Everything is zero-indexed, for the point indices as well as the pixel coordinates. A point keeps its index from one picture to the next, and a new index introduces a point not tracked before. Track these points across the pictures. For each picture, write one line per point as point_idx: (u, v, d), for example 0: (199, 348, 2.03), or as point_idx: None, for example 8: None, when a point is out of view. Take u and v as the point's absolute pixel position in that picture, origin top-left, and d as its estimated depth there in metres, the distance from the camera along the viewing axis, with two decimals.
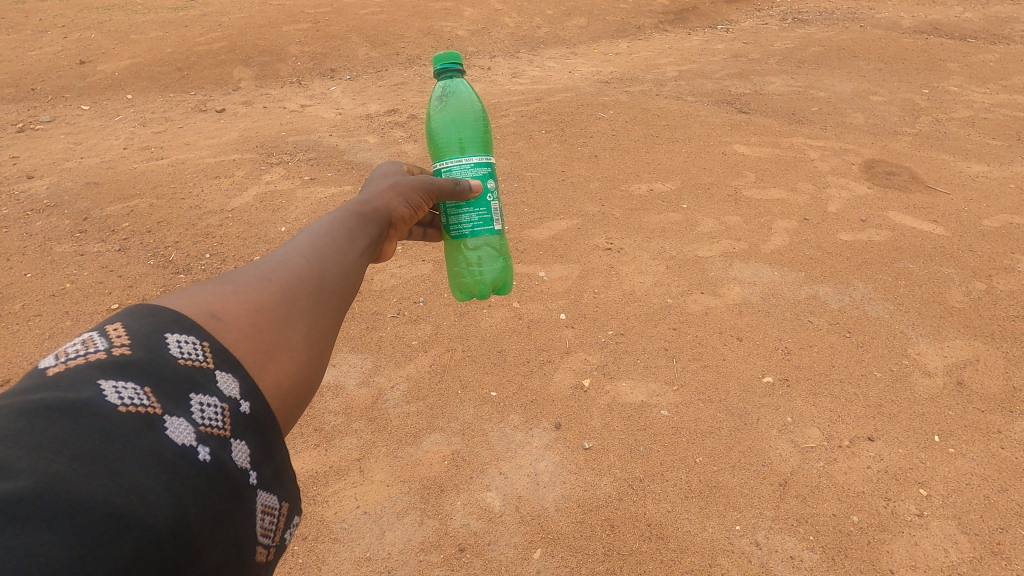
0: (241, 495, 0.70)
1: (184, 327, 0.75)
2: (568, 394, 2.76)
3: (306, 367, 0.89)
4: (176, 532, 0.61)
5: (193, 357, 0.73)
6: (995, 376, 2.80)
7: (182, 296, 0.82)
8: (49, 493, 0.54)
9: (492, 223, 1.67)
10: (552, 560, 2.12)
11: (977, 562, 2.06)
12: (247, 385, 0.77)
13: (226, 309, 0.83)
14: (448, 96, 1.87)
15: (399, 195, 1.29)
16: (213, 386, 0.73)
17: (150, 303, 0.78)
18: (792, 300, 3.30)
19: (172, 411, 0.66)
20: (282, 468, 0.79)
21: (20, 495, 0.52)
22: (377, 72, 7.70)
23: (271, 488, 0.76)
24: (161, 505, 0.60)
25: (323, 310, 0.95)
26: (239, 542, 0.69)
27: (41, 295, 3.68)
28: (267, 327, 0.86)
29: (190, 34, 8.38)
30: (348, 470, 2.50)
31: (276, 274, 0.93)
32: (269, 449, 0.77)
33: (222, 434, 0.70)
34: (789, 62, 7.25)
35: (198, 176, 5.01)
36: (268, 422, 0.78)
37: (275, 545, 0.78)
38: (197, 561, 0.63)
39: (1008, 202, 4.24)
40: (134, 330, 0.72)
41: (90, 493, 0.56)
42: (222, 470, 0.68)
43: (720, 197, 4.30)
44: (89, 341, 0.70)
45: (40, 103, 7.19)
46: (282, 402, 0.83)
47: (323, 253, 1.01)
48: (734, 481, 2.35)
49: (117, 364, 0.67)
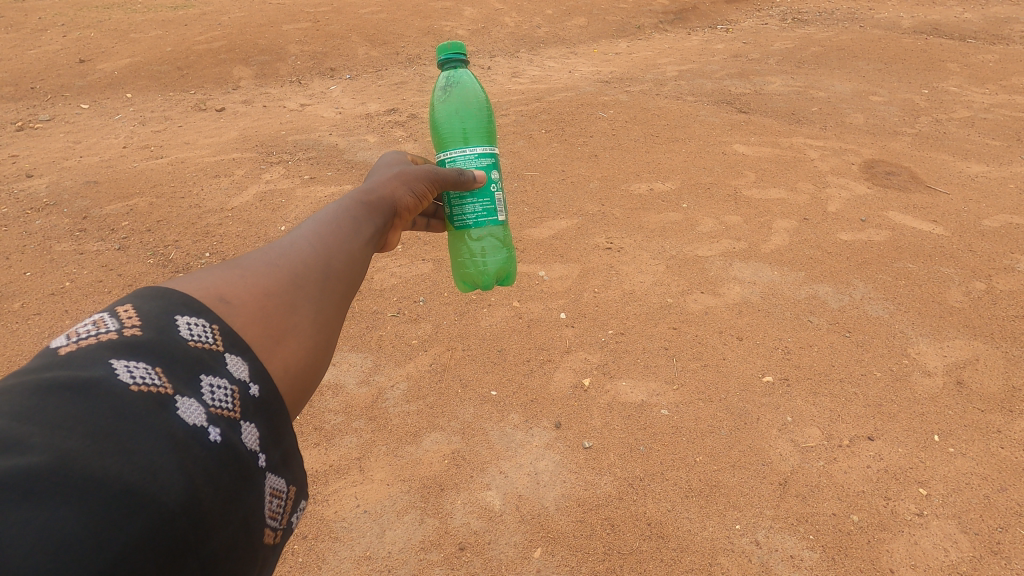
0: (250, 477, 0.71)
1: (194, 309, 0.75)
2: (568, 393, 2.76)
3: (314, 352, 0.89)
4: (187, 509, 0.61)
5: (203, 339, 0.73)
6: (995, 376, 2.80)
7: (191, 280, 0.82)
8: (65, 469, 0.54)
9: (496, 214, 1.67)
10: (552, 559, 2.13)
11: (977, 561, 2.06)
12: (256, 369, 0.76)
13: (234, 293, 0.82)
14: (452, 87, 1.88)
15: (404, 184, 1.29)
16: (222, 368, 0.73)
17: (159, 286, 0.78)
18: (792, 300, 3.30)
19: (183, 392, 0.67)
20: (289, 453, 0.80)
21: (36, 471, 0.53)
22: (377, 71, 7.70)
23: (279, 472, 0.77)
24: (173, 483, 0.60)
25: (330, 295, 0.95)
26: (248, 523, 0.70)
27: (41, 294, 3.67)
28: (275, 312, 0.85)
29: (189, 33, 8.38)
30: (348, 470, 2.50)
31: (283, 260, 0.93)
32: (277, 432, 0.77)
33: (232, 416, 0.71)
34: (788, 62, 7.26)
35: (198, 175, 5.00)
36: (276, 406, 0.77)
37: (282, 527, 0.79)
38: (208, 540, 0.63)
39: (1007, 203, 4.24)
40: (145, 312, 0.71)
41: (104, 469, 0.57)
42: (232, 451, 0.68)
43: (720, 197, 4.30)
44: (101, 321, 0.70)
45: (39, 102, 7.18)
46: (289, 386, 0.83)
47: (329, 240, 1.01)
48: (734, 481, 2.35)
49: (129, 345, 0.67)
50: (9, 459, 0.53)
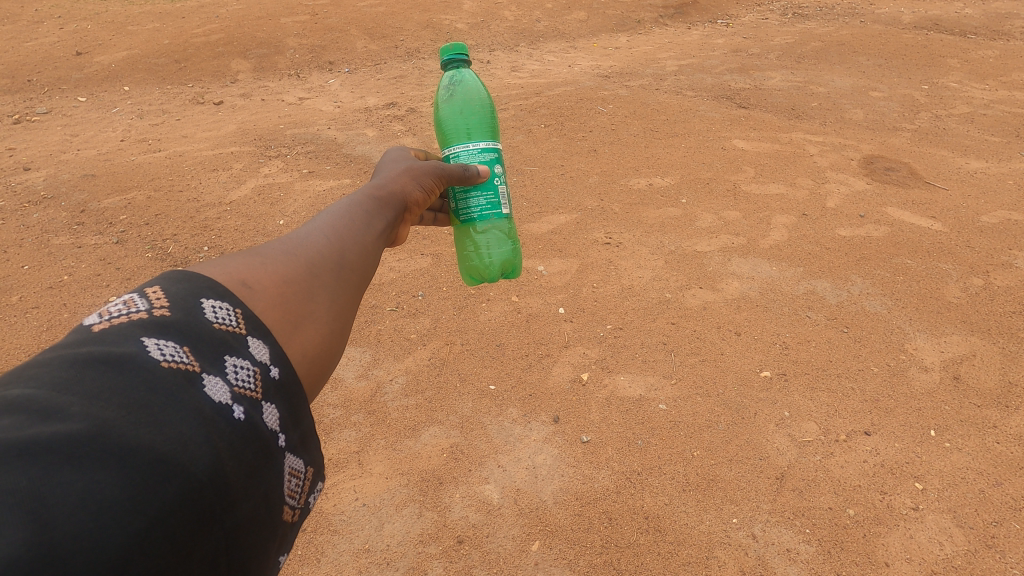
0: (273, 455, 0.71)
1: (218, 293, 0.75)
2: (566, 387, 2.77)
3: (330, 340, 0.88)
4: (215, 481, 0.61)
5: (226, 322, 0.73)
6: (992, 371, 2.81)
7: (214, 265, 0.82)
8: (101, 436, 0.55)
9: (500, 207, 1.66)
10: (551, 552, 2.14)
11: (971, 555, 2.08)
12: (277, 353, 0.76)
13: (255, 278, 0.83)
14: (455, 85, 1.87)
15: (413, 178, 1.29)
16: (245, 350, 0.72)
17: (185, 268, 0.78)
18: (791, 296, 3.30)
19: (209, 369, 0.67)
20: (308, 434, 0.80)
21: (76, 437, 0.54)
22: (377, 64, 7.67)
23: (298, 453, 0.77)
24: (202, 455, 0.61)
25: (345, 286, 0.95)
26: (269, 499, 0.70)
27: (39, 287, 3.67)
28: (294, 299, 0.85)
29: (187, 26, 8.34)
30: (347, 463, 2.51)
31: (300, 250, 0.93)
32: (297, 414, 0.76)
33: (255, 396, 0.70)
34: (789, 57, 7.26)
35: (197, 168, 5.00)
36: (296, 388, 0.77)
37: (300, 507, 0.79)
38: (232, 512, 0.64)
39: (1006, 199, 4.24)
40: (172, 293, 0.72)
41: (139, 439, 0.57)
42: (255, 430, 0.68)
43: (719, 191, 4.30)
44: (130, 301, 0.70)
45: (35, 95, 7.15)
46: (307, 372, 0.84)
47: (344, 234, 1.01)
48: (732, 475, 2.36)
49: (159, 324, 0.67)
50: (48, 426, 0.53)
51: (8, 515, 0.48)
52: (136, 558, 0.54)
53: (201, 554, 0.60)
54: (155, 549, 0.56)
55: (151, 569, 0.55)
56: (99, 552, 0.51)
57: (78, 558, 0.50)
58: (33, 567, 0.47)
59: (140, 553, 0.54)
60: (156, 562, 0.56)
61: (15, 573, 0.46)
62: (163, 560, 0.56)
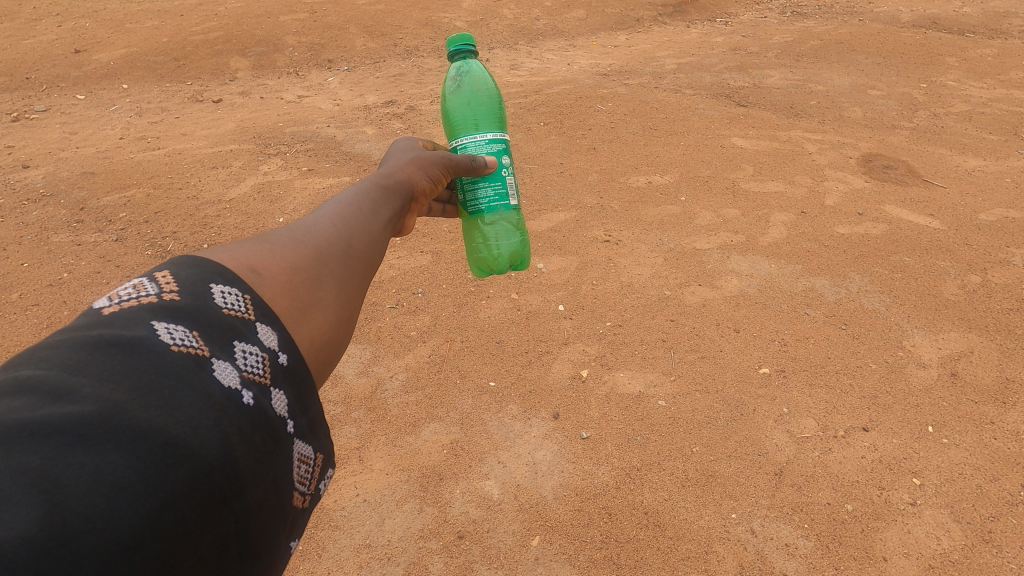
0: (280, 441, 0.72)
1: (227, 279, 0.76)
2: (566, 383, 2.78)
3: (337, 328, 0.89)
4: (223, 466, 0.62)
5: (236, 307, 0.73)
6: (989, 367, 2.83)
7: (224, 251, 0.83)
8: (113, 417, 0.56)
9: (508, 198, 1.67)
10: (551, 547, 2.15)
11: (967, 549, 2.10)
12: (285, 340, 0.77)
13: (265, 265, 0.83)
14: (463, 77, 1.87)
15: (420, 168, 1.30)
16: (253, 335, 0.73)
17: (194, 254, 0.79)
18: (789, 292, 3.32)
19: (218, 355, 0.68)
20: (316, 420, 0.80)
21: (87, 418, 0.55)
22: (375, 62, 7.66)
23: (306, 439, 0.77)
24: (211, 439, 0.62)
25: (351, 274, 0.95)
26: (278, 484, 0.71)
27: (38, 285, 3.67)
28: (301, 286, 0.86)
29: (186, 23, 8.33)
30: (347, 459, 2.51)
31: (308, 237, 0.94)
32: (304, 401, 0.77)
33: (263, 381, 0.71)
34: (787, 54, 7.29)
35: (196, 167, 4.99)
36: (304, 374, 0.78)
37: (309, 493, 0.80)
38: (242, 496, 0.65)
39: (1003, 197, 4.26)
40: (181, 278, 0.72)
41: (149, 421, 0.58)
42: (264, 415, 0.69)
43: (718, 189, 4.32)
44: (140, 285, 0.71)
45: (34, 93, 7.12)
46: (313, 360, 0.85)
47: (350, 222, 1.01)
48: (731, 471, 2.37)
49: (168, 309, 0.68)
50: (60, 406, 0.54)
51: (18, 496, 0.49)
52: (146, 539, 0.55)
53: (211, 537, 0.61)
54: (165, 531, 0.57)
55: (164, 551, 0.57)
56: (111, 534, 0.53)
57: (90, 536, 0.51)
58: (45, 548, 0.48)
59: (151, 534, 0.55)
60: (168, 544, 0.57)
61: (29, 553, 0.47)
62: (173, 542, 0.57)
